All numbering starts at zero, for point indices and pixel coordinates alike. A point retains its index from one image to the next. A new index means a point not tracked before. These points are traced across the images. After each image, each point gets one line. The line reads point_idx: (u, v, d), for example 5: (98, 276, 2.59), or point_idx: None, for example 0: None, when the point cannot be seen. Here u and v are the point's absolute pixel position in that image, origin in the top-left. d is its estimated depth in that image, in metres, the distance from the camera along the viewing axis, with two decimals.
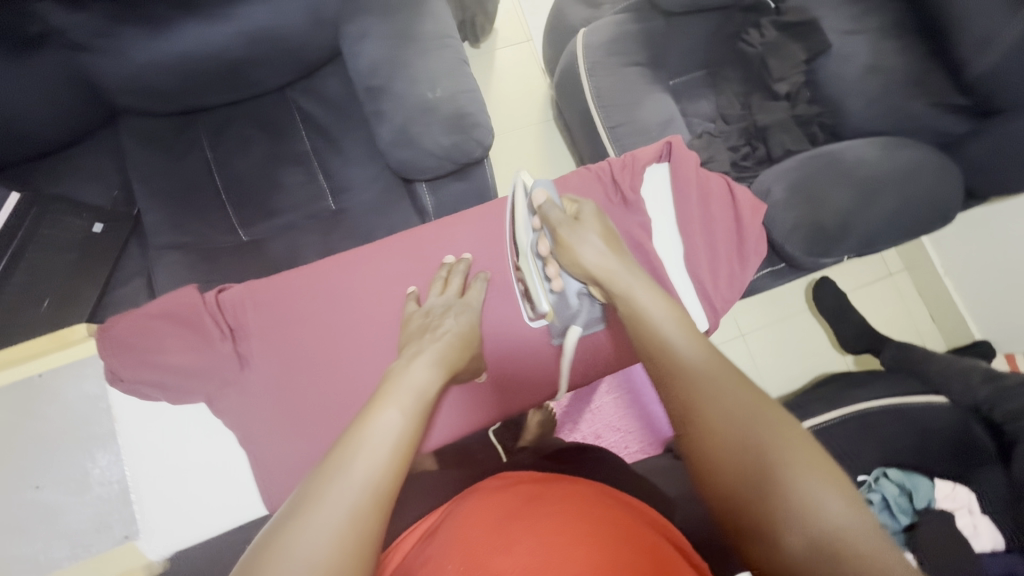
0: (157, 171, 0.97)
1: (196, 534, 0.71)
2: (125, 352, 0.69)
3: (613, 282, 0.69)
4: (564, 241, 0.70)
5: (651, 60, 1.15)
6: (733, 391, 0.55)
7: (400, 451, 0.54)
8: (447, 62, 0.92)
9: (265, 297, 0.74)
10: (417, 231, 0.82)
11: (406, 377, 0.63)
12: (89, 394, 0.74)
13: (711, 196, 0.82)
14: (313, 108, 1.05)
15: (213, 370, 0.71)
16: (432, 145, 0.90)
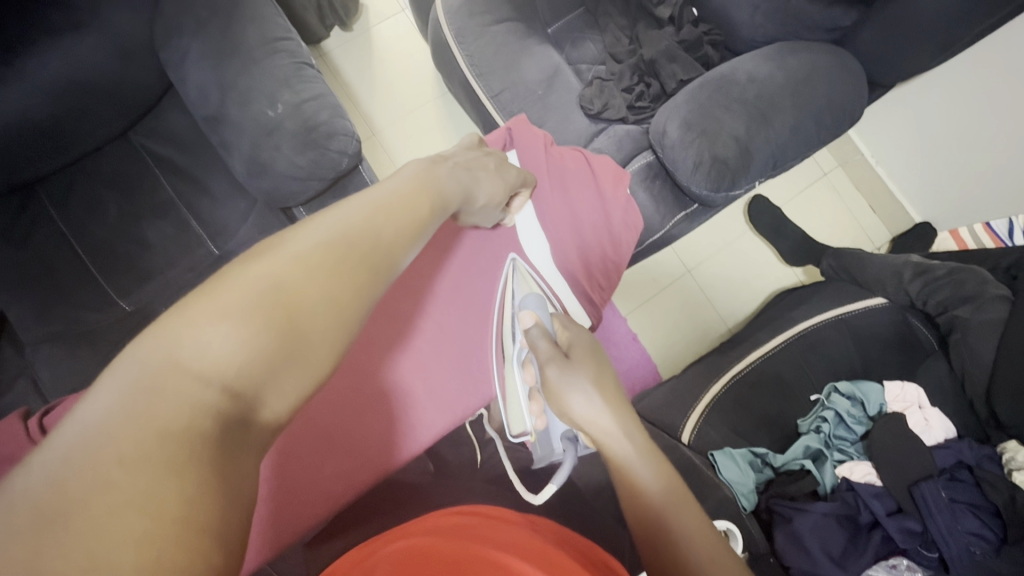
0: (2, 260, 0.88)
1: None
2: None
3: (601, 439, 0.58)
4: (552, 385, 0.61)
5: (520, 12, 1.06)
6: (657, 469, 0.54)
7: (322, 262, 0.44)
8: (284, 69, 0.83)
9: None
10: None
11: (364, 197, 0.53)
12: None
13: (568, 179, 0.84)
14: (164, 149, 0.96)
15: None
16: (289, 168, 0.82)
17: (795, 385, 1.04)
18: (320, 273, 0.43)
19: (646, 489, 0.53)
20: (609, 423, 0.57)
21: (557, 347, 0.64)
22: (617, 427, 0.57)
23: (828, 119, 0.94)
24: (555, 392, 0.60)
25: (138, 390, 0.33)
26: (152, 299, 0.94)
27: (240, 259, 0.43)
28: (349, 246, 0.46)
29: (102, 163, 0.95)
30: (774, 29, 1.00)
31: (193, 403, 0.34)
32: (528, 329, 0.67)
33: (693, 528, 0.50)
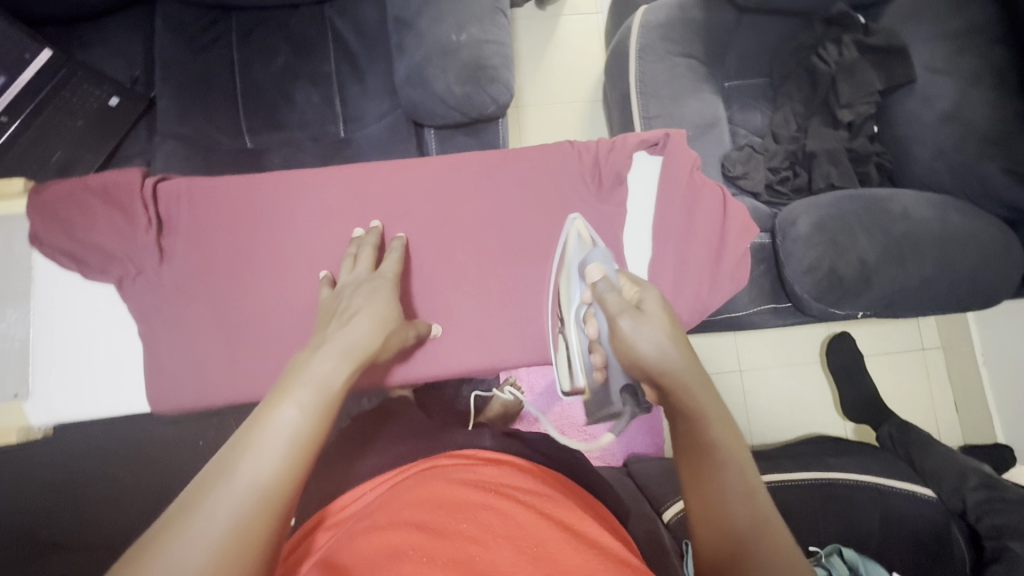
0: (178, 58, 0.98)
1: (84, 410, 0.70)
2: (52, 217, 0.69)
3: (673, 381, 0.56)
4: (620, 332, 0.59)
5: (708, 56, 1.06)
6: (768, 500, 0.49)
7: (296, 457, 0.46)
8: (481, 5, 0.87)
9: (204, 197, 0.72)
10: (372, 168, 0.76)
11: (326, 356, 0.55)
12: (12, 250, 0.71)
13: (698, 206, 0.75)
14: (346, 30, 1.03)
15: (129, 254, 0.70)
16: (444, 92, 0.85)
17: (800, 529, 0.94)
18: (291, 456, 0.46)
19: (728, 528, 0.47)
20: (716, 413, 0.54)
21: (625, 300, 0.61)
22: (698, 426, 0.53)
23: (964, 290, 0.88)
24: (624, 341, 0.58)
25: None
26: (271, 147, 1.01)
27: (226, 451, 0.46)
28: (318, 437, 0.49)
29: (292, 18, 1.03)
30: (949, 182, 0.95)
31: None
32: (594, 283, 0.65)
33: None
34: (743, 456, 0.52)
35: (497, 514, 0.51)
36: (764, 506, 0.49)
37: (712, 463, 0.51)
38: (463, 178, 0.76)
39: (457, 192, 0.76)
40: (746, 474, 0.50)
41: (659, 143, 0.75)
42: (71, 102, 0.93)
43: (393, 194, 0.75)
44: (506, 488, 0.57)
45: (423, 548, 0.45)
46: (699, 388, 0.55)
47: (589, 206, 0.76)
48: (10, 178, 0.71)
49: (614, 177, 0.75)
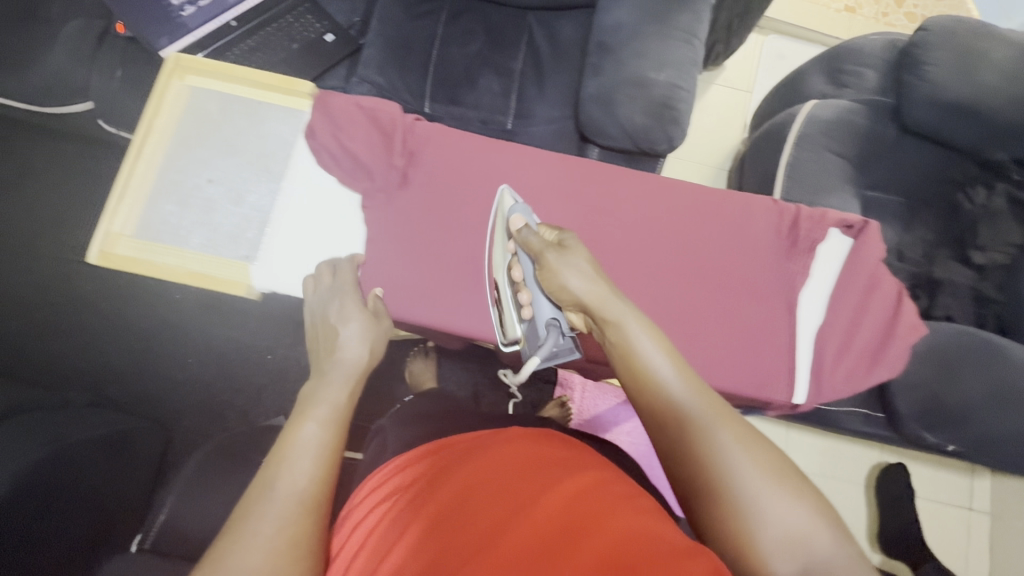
0: (395, 19, 1.09)
1: (297, 286, 0.76)
2: (327, 122, 0.79)
3: (604, 316, 0.62)
4: (548, 264, 0.65)
5: (857, 160, 1.09)
6: (738, 445, 0.54)
7: (325, 464, 0.56)
8: (681, 54, 0.93)
9: (449, 144, 0.81)
10: (583, 165, 0.79)
11: (335, 380, 0.64)
12: (285, 137, 0.82)
13: (877, 292, 0.74)
14: (542, 40, 1.12)
15: (381, 173, 0.79)
16: (625, 119, 0.91)
17: None
18: (318, 461, 0.56)
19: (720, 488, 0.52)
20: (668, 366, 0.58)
21: (549, 241, 0.68)
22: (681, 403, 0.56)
23: None
24: (550, 271, 0.65)
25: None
26: (443, 117, 1.09)
27: (266, 465, 0.55)
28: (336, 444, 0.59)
29: (499, 16, 1.13)
30: None
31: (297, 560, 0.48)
32: (517, 230, 0.70)
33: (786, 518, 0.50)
34: (698, 405, 0.56)
35: (512, 474, 0.60)
36: (739, 456, 0.53)
37: (676, 434, 0.55)
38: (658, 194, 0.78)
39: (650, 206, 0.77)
40: (707, 422, 0.55)
41: (859, 225, 0.73)
42: (293, 28, 1.08)
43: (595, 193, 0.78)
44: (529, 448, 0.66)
45: (450, 521, 0.54)
46: (642, 339, 0.60)
47: (775, 262, 0.75)
48: (303, 80, 0.82)
49: (808, 242, 0.73)
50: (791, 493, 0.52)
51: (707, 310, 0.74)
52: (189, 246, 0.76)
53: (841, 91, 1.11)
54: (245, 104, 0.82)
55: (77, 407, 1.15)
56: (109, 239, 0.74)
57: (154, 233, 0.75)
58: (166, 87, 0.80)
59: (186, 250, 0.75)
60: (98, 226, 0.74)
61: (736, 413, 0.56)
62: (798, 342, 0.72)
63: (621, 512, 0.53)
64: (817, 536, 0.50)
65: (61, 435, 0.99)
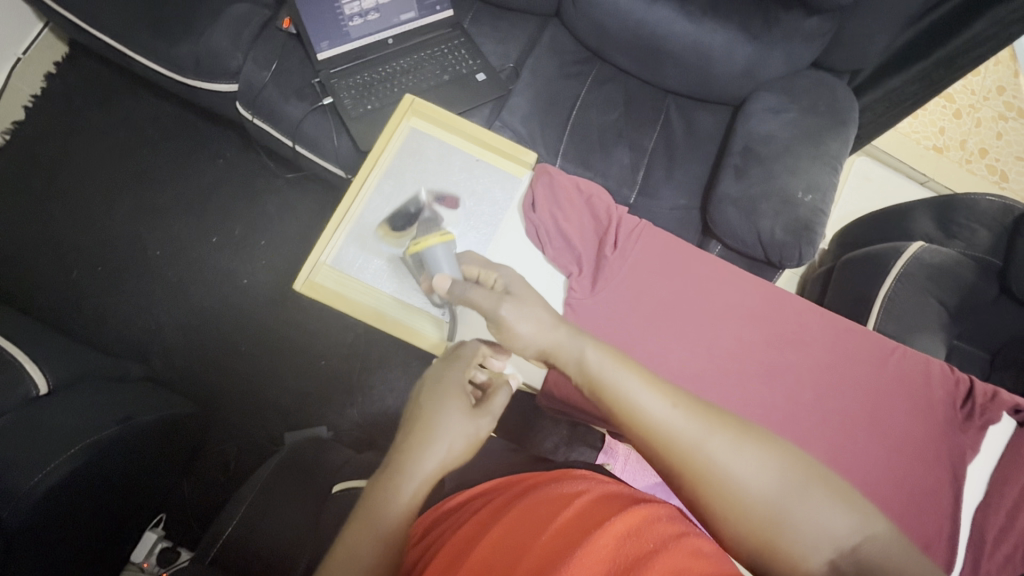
0: (545, 73, 1.12)
1: None
2: (549, 200, 0.81)
3: (564, 359, 0.62)
4: (502, 323, 0.63)
5: (955, 310, 1.13)
6: (723, 442, 0.53)
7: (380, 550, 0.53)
8: (828, 178, 0.96)
9: (652, 243, 0.82)
10: (777, 295, 0.82)
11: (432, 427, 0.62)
12: (494, 197, 0.83)
13: None
14: (678, 125, 1.15)
15: (590, 262, 0.80)
16: (766, 229, 0.94)
17: None
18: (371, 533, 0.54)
19: (728, 485, 0.51)
20: (637, 387, 0.56)
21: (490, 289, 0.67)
22: (662, 413, 0.54)
23: None
24: (506, 328, 0.63)
25: None
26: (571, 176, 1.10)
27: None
28: (414, 505, 0.57)
29: (642, 93, 1.16)
30: None
31: None
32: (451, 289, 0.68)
33: (808, 511, 0.49)
34: (680, 423, 0.54)
35: (544, 506, 0.54)
36: (745, 461, 0.52)
37: (667, 462, 0.54)
38: (841, 338, 0.79)
39: (829, 350, 0.79)
40: (699, 436, 0.53)
41: None
42: (448, 59, 1.10)
43: (784, 324, 0.80)
44: (568, 483, 0.59)
45: None
46: (608, 368, 0.58)
47: (943, 430, 0.76)
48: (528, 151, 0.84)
49: (983, 421, 0.74)
50: (786, 474, 0.51)
51: (872, 466, 0.74)
52: (387, 291, 0.78)
53: (950, 241, 1.16)
54: (458, 154, 0.84)
55: (130, 382, 1.08)
56: (315, 268, 0.77)
57: (357, 270, 0.77)
58: (394, 126, 0.83)
59: (388, 294, 0.77)
60: (308, 256, 0.77)
61: (721, 413, 0.55)
62: (961, 517, 0.71)
63: (671, 549, 0.46)
64: (846, 522, 0.49)
65: (126, 414, 0.93)
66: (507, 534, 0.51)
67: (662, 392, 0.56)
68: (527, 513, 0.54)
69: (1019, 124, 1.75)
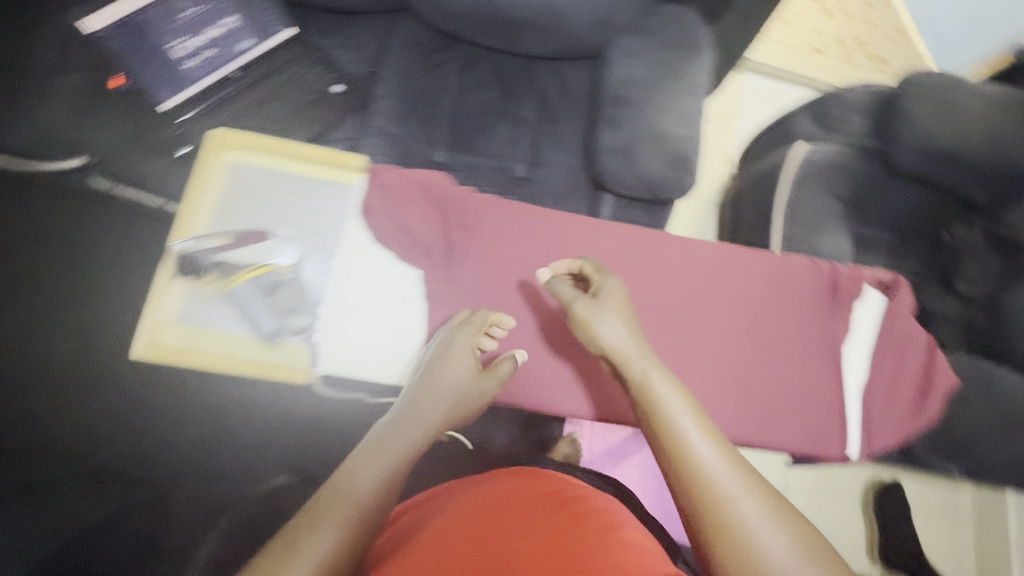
0: (404, 70, 1.09)
1: (356, 370, 0.75)
2: (383, 198, 0.80)
3: (629, 368, 0.64)
4: (579, 317, 0.69)
5: (852, 201, 1.16)
6: (757, 507, 0.50)
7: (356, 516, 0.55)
8: (693, 107, 0.98)
9: (499, 215, 0.81)
10: (636, 232, 0.82)
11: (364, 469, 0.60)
12: (328, 210, 0.81)
13: (913, 346, 0.80)
14: (552, 89, 1.13)
15: (442, 249, 0.80)
16: (645, 170, 0.95)
17: None
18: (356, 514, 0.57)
19: (751, 545, 0.48)
20: (690, 426, 0.56)
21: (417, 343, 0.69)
22: (708, 448, 0.54)
23: None
24: (581, 321, 0.69)
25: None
26: (456, 164, 1.09)
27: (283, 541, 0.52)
28: (345, 552, 0.51)
29: (508, 65, 1.14)
30: None
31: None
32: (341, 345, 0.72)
33: None
34: (718, 465, 0.53)
35: (510, 524, 0.57)
36: (773, 533, 0.48)
37: (694, 500, 0.51)
38: (707, 259, 0.81)
39: (698, 273, 0.80)
40: (733, 493, 0.51)
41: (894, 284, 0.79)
42: (303, 79, 1.06)
43: (649, 259, 0.80)
44: (542, 503, 0.62)
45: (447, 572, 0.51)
46: (666, 395, 0.60)
47: (817, 320, 0.80)
48: (353, 153, 0.81)
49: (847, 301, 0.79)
50: (807, 547, 0.48)
51: (768, 372, 0.77)
52: (239, 331, 0.74)
53: (829, 135, 1.19)
54: (281, 177, 0.80)
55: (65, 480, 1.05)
56: (156, 329, 0.72)
57: (201, 320, 0.73)
58: (210, 165, 0.79)
59: (237, 336, 0.73)
60: (145, 317, 0.72)
61: (764, 481, 0.53)
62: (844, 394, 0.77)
63: (612, 543, 0.52)
64: None
65: (70, 509, 0.91)
66: (469, 527, 0.58)
67: (715, 442, 0.55)
68: (493, 510, 0.60)
69: (886, 9, 1.81)
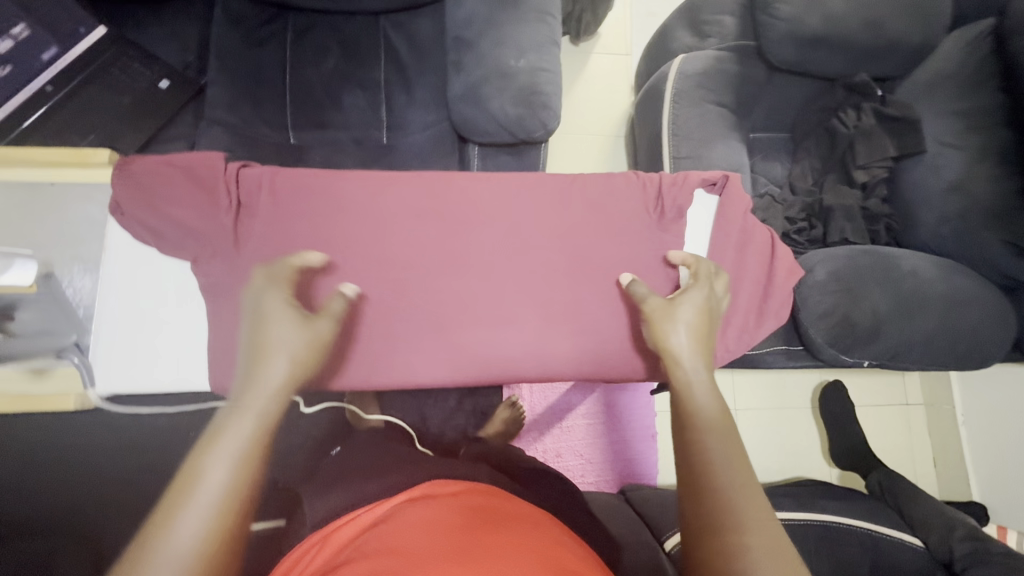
0: (233, 50, 1.00)
1: (150, 385, 0.70)
2: (137, 192, 0.69)
3: (678, 367, 0.62)
4: (656, 312, 0.67)
5: (736, 106, 1.11)
6: (767, 544, 0.48)
7: (220, 516, 0.46)
8: (538, 35, 0.91)
9: (284, 185, 0.71)
10: (445, 178, 0.76)
11: (216, 452, 0.50)
12: (91, 218, 0.71)
13: (751, 245, 0.79)
14: (400, 43, 1.05)
15: (220, 236, 0.69)
16: (497, 111, 0.89)
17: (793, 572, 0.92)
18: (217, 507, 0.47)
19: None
20: (722, 444, 0.55)
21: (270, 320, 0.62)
22: (731, 464, 0.53)
23: (962, 349, 0.93)
24: (666, 317, 0.65)
25: None
26: (313, 144, 1.02)
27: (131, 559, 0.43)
28: (224, 532, 0.46)
29: (349, 26, 1.06)
30: (954, 246, 1.00)
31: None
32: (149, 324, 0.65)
33: None
34: (737, 491, 0.51)
35: (508, 537, 0.54)
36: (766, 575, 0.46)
37: (710, 513, 0.51)
38: (524, 192, 0.76)
39: (516, 209, 0.75)
40: (742, 523, 0.49)
41: (720, 182, 0.77)
42: (119, 80, 0.97)
43: (462, 204, 0.74)
44: (531, 525, 0.59)
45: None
46: (698, 387, 0.60)
47: (649, 236, 0.76)
48: (98, 148, 0.70)
49: (676, 209, 0.76)
50: None
51: (599, 300, 0.75)
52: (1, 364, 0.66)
53: (705, 42, 1.12)
54: (23, 187, 0.69)
55: None
56: None
57: None
58: None
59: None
60: None
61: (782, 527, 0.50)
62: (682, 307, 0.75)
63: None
64: None
65: None
66: (409, 542, 0.52)
67: (744, 470, 0.53)
68: (449, 525, 0.55)
69: None
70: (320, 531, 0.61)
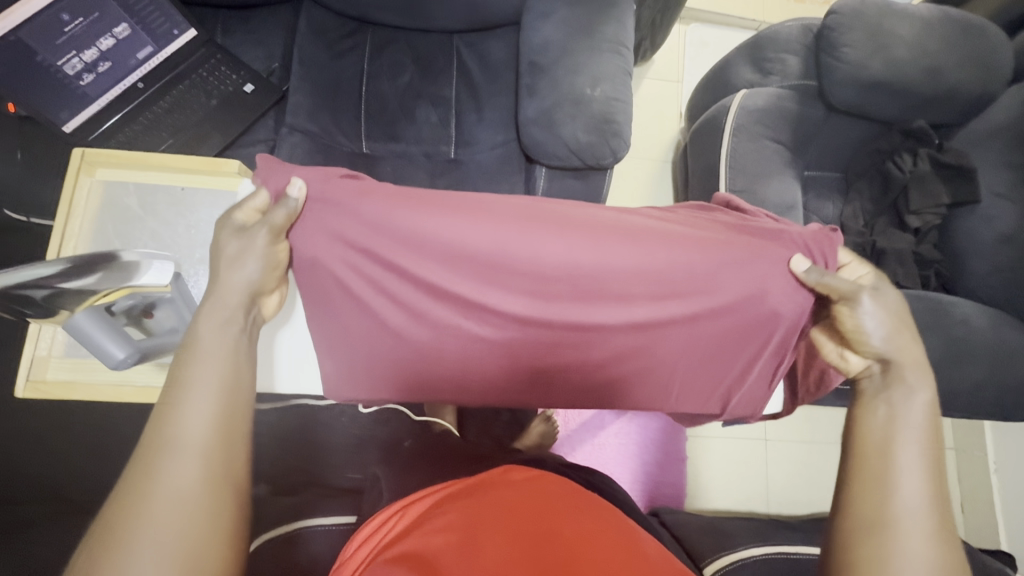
0: (315, 60, 1.04)
1: None
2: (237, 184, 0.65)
3: (891, 372, 0.60)
4: (865, 313, 0.62)
5: (794, 145, 1.13)
6: (934, 548, 0.50)
7: (220, 419, 0.50)
8: (614, 66, 0.94)
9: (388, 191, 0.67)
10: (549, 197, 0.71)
11: (198, 373, 0.52)
12: (215, 221, 0.74)
13: None
14: (472, 63, 1.09)
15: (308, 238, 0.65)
16: (569, 137, 0.91)
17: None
18: (220, 413, 0.51)
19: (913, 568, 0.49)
20: (913, 449, 0.55)
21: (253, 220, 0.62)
22: (919, 472, 0.54)
23: (1009, 400, 0.94)
24: (878, 317, 0.62)
25: (166, 494, 0.45)
26: (384, 154, 1.06)
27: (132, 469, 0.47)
28: (217, 431, 0.50)
29: (424, 43, 1.09)
30: (1004, 296, 1.01)
31: (204, 490, 0.47)
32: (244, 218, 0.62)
33: None
34: (917, 496, 0.52)
35: (565, 523, 0.56)
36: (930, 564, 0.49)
37: (882, 502, 0.53)
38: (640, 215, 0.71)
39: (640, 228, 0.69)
40: (914, 518, 0.51)
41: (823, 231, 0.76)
42: (208, 82, 1.02)
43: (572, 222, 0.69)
44: (607, 516, 0.61)
45: (471, 552, 0.50)
46: (908, 401, 0.58)
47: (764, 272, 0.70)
48: (229, 158, 0.75)
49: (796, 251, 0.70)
50: None
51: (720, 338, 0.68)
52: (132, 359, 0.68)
53: (767, 79, 1.15)
54: (158, 191, 0.74)
55: None
56: (37, 365, 0.67)
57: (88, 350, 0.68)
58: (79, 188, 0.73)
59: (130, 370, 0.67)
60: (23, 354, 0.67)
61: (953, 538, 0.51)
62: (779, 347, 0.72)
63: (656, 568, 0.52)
64: None
65: None
66: (488, 521, 0.56)
67: (929, 477, 0.54)
68: (524, 506, 0.59)
69: None
70: (401, 501, 0.65)
